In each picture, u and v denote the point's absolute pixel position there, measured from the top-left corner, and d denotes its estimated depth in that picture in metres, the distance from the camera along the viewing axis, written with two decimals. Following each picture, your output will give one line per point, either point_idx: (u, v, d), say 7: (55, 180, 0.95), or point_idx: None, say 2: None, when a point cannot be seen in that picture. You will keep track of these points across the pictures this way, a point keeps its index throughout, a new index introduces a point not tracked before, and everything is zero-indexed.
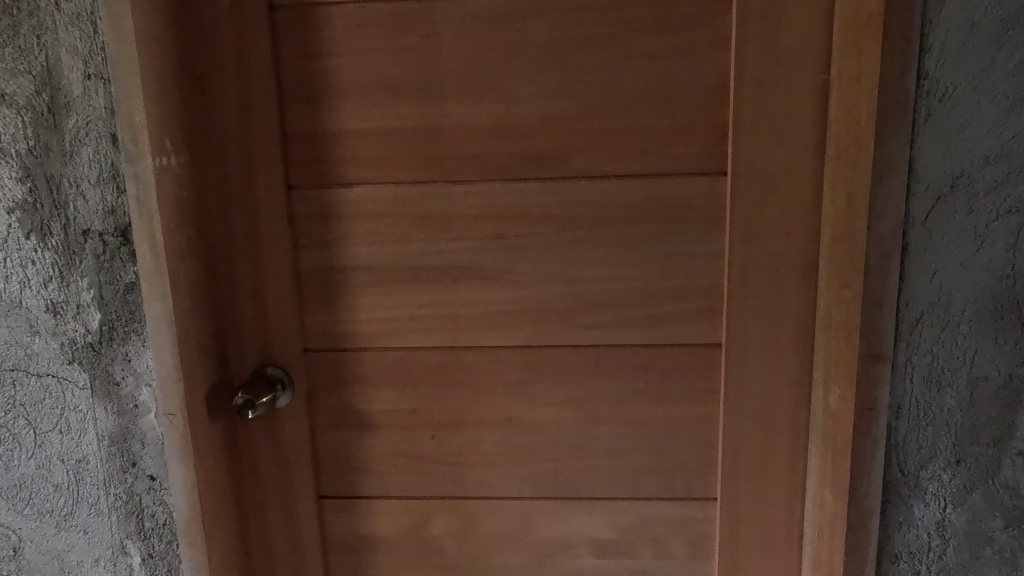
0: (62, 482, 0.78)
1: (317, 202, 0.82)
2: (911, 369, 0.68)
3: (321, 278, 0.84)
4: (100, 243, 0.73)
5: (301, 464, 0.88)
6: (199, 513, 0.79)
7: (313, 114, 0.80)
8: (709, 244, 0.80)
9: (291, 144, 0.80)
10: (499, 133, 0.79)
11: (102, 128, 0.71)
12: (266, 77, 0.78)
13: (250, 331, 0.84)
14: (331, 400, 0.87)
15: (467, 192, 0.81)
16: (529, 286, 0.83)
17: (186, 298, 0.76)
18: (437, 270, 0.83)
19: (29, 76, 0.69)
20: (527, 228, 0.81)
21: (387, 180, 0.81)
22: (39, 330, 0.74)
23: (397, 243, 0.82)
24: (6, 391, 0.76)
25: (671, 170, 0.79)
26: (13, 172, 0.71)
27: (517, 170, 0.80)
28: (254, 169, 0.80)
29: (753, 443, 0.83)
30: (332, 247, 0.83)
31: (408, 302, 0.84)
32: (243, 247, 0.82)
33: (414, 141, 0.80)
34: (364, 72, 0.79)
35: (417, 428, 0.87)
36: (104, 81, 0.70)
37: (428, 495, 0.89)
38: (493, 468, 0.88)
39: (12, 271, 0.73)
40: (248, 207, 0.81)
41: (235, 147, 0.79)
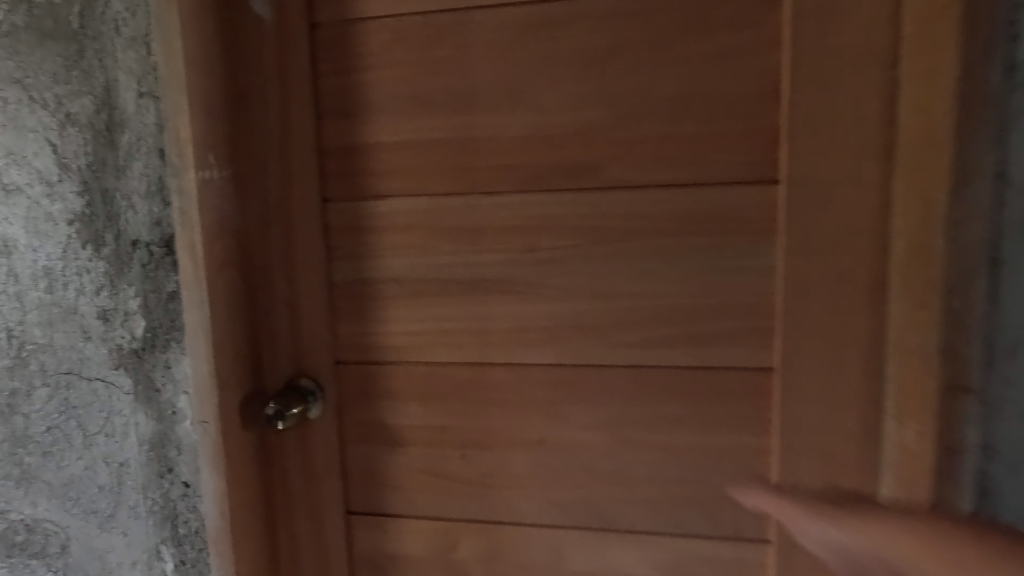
0: (106, 484, 0.81)
1: (352, 215, 0.82)
2: (1008, 399, 0.64)
3: (353, 289, 0.83)
4: (147, 253, 0.76)
5: (331, 477, 0.87)
6: (228, 521, 0.79)
7: (349, 127, 0.80)
8: (758, 258, 0.74)
9: (327, 157, 0.81)
10: (532, 142, 0.77)
11: (151, 143, 0.74)
12: (304, 92, 0.79)
13: (285, 341, 0.84)
14: (360, 412, 0.86)
15: (499, 202, 0.78)
16: (562, 299, 0.79)
17: (222, 307, 0.77)
18: (466, 282, 0.81)
19: (90, 96, 0.74)
20: (560, 239, 0.78)
21: (419, 192, 0.80)
22: (91, 336, 0.78)
23: (428, 255, 0.81)
24: (61, 393, 0.80)
25: (715, 178, 0.74)
26: (74, 186, 0.76)
27: (550, 181, 0.77)
28: (290, 182, 0.81)
29: (811, 481, 0.74)
30: (365, 260, 0.83)
31: (437, 314, 0.82)
32: (279, 259, 0.82)
33: (447, 152, 0.79)
34: (398, 85, 0.79)
35: (444, 447, 0.85)
36: (155, 100, 0.74)
37: (455, 517, 0.86)
38: (522, 491, 0.83)
39: (70, 279, 0.78)
40: (286, 221, 0.81)
41: (275, 161, 0.80)
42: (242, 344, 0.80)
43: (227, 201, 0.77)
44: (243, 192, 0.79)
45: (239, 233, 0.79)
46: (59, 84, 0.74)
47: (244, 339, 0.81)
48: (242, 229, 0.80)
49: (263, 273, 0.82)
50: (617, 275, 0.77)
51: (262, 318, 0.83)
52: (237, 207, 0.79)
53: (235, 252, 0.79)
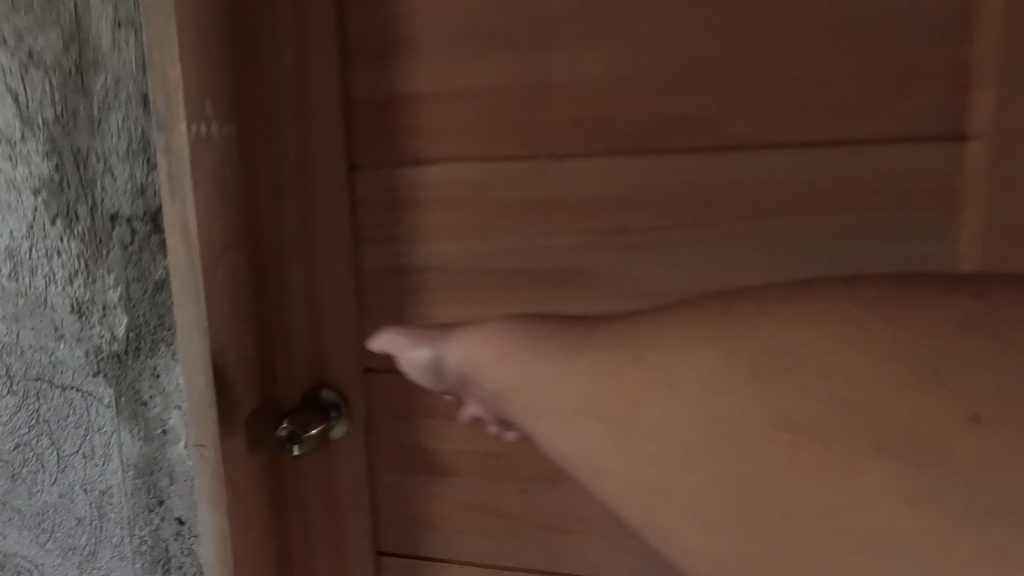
0: (84, 516, 0.66)
1: (386, 183, 0.64)
2: None
3: (386, 278, 0.66)
4: (129, 231, 0.60)
5: (356, 516, 0.69)
6: (232, 567, 0.64)
7: (382, 70, 0.63)
8: (935, 243, 0.54)
9: (354, 109, 0.64)
10: (623, 85, 0.58)
11: (133, 88, 0.58)
12: (326, 24, 0.62)
13: (301, 344, 0.66)
14: (395, 434, 0.68)
15: (578, 166, 0.60)
16: (659, 295, 0.61)
17: (224, 301, 0.61)
18: (532, 271, 0.63)
19: (57, 28, 0.58)
20: (659, 215, 0.59)
21: (473, 155, 0.62)
22: (64, 334, 0.63)
23: (482, 236, 0.63)
24: (30, 404, 0.65)
25: (879, 133, 0.54)
26: (40, 145, 0.60)
27: (645, 140, 0.59)
28: (308, 140, 0.63)
29: None
30: (403, 243, 0.65)
31: (493, 312, 0.64)
32: (295, 239, 0.64)
33: (508, 103, 0.61)
34: (445, 16, 0.61)
35: (499, 479, 0.67)
36: (137, 32, 0.57)
37: (511, 567, 0.68)
38: (598, 538, 0.66)
39: (38, 264, 0.62)
40: (304, 191, 0.63)
41: (289, 113, 0.62)
42: (249, 349, 0.63)
43: (228, 164, 0.60)
44: (250, 153, 0.61)
45: (244, 205, 0.61)
46: (19, 14, 0.58)
47: (251, 342, 0.63)
48: (248, 198, 0.61)
49: (274, 257, 0.64)
50: (736, 264, 0.58)
51: (273, 316, 0.65)
52: (243, 170, 0.61)
53: (240, 228, 0.61)
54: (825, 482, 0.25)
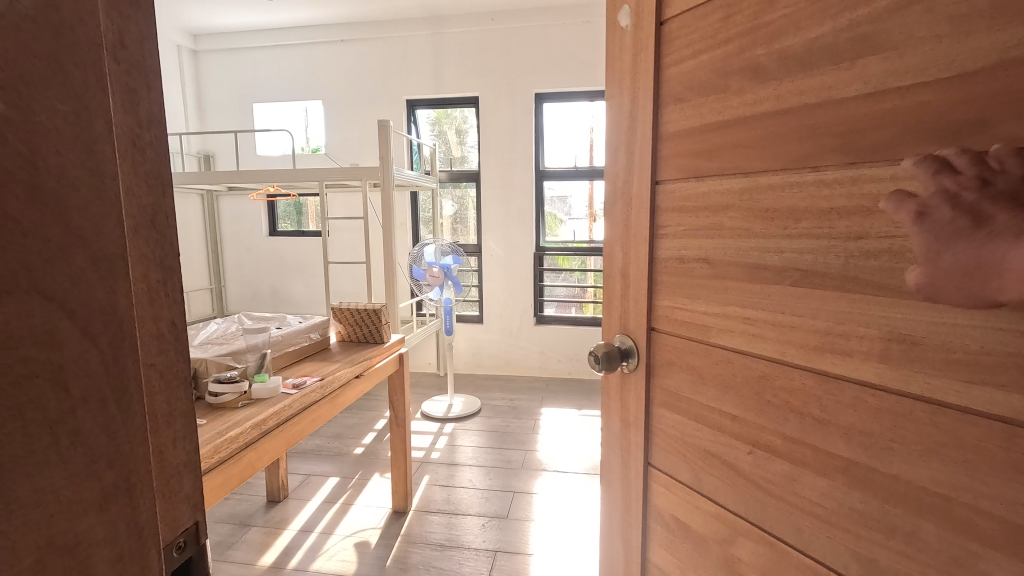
0: None
1: (688, 214, 0.92)
2: None
3: (724, 262, 0.86)
4: None
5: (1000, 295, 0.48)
6: (660, 466, 1.02)
7: (687, 142, 0.91)
8: None
9: (659, 183, 0.98)
10: (861, 114, 0.66)
11: None
12: (649, 124, 0.98)
13: (620, 301, 1.09)
14: (988, 293, 0.49)
15: (780, 203, 0.76)
16: (895, 301, 0.64)
17: (11, 404, 0.31)
18: (757, 279, 0.81)
19: None
20: (858, 233, 0.67)
21: (731, 177, 0.84)
22: None
23: (732, 237, 0.84)
24: None
25: None
26: None
27: (824, 191, 0.70)
28: (641, 198, 1.01)
29: None
30: (680, 240, 0.94)
31: (750, 304, 0.82)
32: (623, 236, 1.06)
33: (749, 163, 0.80)
34: (717, 114, 0.85)
35: (742, 438, 0.85)
36: None
37: (748, 518, 0.85)
38: (822, 526, 0.74)
39: None
40: (630, 207, 1.04)
41: (629, 159, 1.03)
42: (92, 476, 0.35)
43: (41, 129, 0.32)
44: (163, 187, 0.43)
45: (74, 211, 0.34)
46: None
47: (88, 467, 0.35)
48: (610, 215, 1.09)
49: (155, 316, 0.42)
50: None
51: (143, 415, 0.39)
52: (612, 192, 1.08)
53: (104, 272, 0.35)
54: (853, 413, 0.69)
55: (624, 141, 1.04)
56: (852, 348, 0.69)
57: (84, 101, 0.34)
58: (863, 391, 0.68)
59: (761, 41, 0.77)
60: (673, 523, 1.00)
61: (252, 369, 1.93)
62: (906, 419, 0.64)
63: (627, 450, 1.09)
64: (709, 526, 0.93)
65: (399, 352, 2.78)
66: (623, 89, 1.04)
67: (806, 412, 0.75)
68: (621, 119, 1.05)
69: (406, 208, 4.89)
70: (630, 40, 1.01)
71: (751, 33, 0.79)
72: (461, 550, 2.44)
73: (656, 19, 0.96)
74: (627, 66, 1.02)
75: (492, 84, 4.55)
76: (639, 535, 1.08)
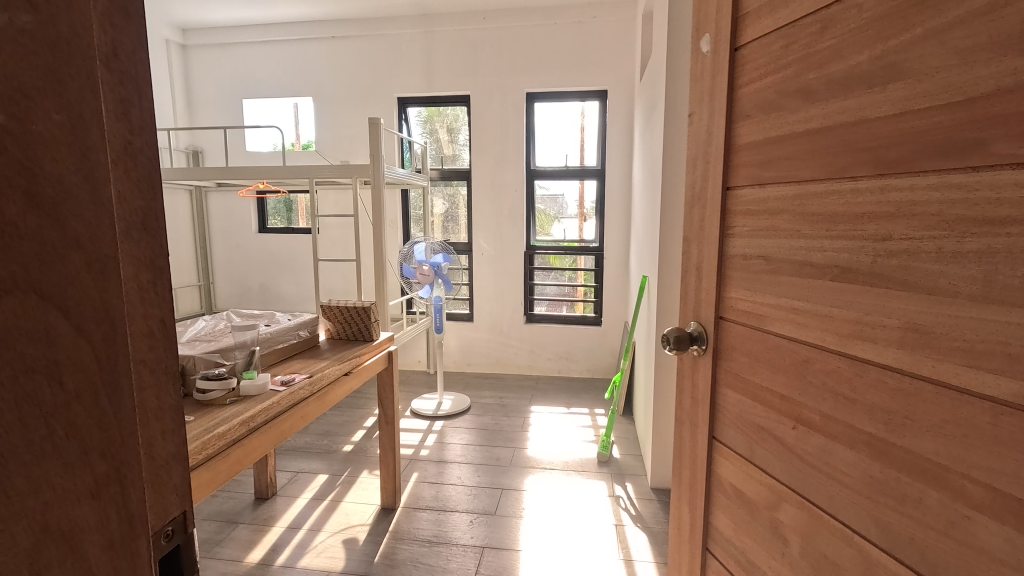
0: None
1: (749, 217, 1.00)
2: None
3: (774, 260, 0.94)
4: None
5: None
6: (722, 440, 1.11)
7: (750, 151, 1.00)
8: None
9: (729, 189, 1.06)
10: (889, 132, 0.73)
11: None
12: (719, 136, 1.07)
13: (694, 293, 1.18)
14: None
15: (819, 207, 0.84)
16: (912, 296, 0.71)
17: (9, 397, 0.33)
18: (800, 274, 0.88)
19: None
20: (885, 234, 0.74)
21: (785, 184, 0.91)
22: None
23: (787, 235, 0.91)
24: None
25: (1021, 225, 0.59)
26: None
27: (857, 196, 0.78)
28: (711, 202, 1.10)
29: None
30: (741, 238, 1.03)
31: (795, 296, 0.90)
32: (699, 233, 1.15)
33: (799, 170, 0.88)
34: (772, 129, 0.94)
35: (785, 414, 0.93)
36: None
37: (787, 485, 0.92)
38: (847, 494, 0.81)
39: None
40: (704, 208, 1.13)
41: (705, 166, 1.13)
42: (85, 464, 0.37)
43: (38, 139, 0.34)
44: (155, 193, 0.45)
45: (70, 217, 0.35)
46: None
47: (81, 457, 0.37)
48: (690, 217, 1.18)
49: (145, 314, 0.44)
50: (1018, 293, 0.60)
51: (132, 408, 0.41)
52: (692, 195, 1.18)
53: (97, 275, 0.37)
54: (875, 394, 0.76)
55: (703, 150, 1.14)
56: (875, 336, 0.76)
57: (80, 112, 0.36)
58: (884, 373, 0.74)
59: (809, 65, 0.86)
60: (732, 490, 1.08)
61: (240, 367, 1.95)
62: (915, 398, 0.70)
63: (696, 423, 1.18)
64: (760, 494, 1.00)
65: (387, 350, 2.79)
66: (704, 102, 1.13)
67: (836, 391, 0.82)
68: (701, 131, 1.15)
69: (396, 206, 4.89)
70: (713, 59, 1.09)
71: (804, 60, 0.87)
72: (450, 546, 2.46)
73: (728, 43, 1.04)
74: (708, 83, 1.12)
75: (484, 84, 4.57)
76: (704, 501, 1.16)
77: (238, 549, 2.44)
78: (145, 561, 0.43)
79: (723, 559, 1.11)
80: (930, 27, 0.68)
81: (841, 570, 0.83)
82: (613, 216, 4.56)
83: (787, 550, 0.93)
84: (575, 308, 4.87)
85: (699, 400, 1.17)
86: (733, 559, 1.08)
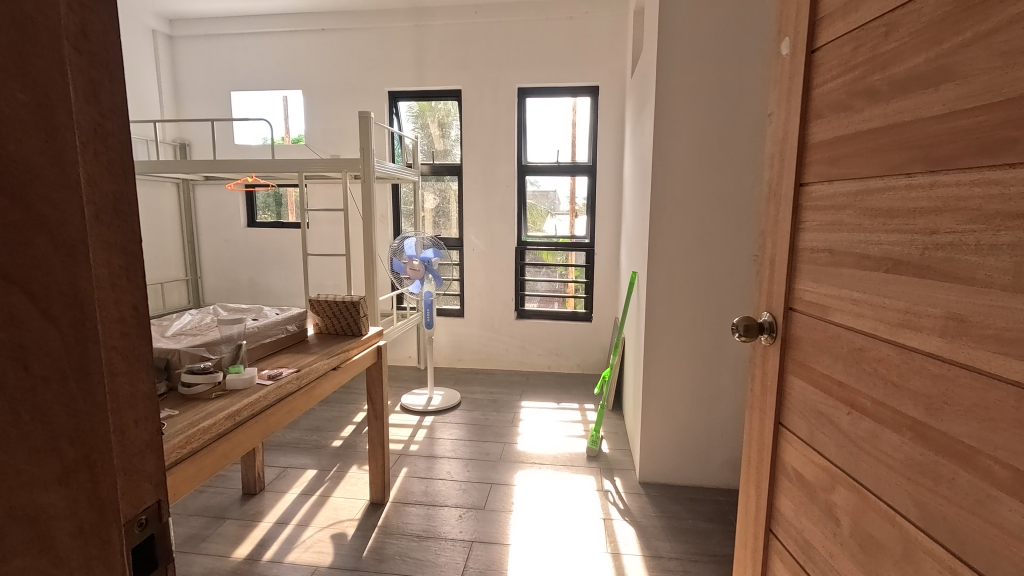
0: None
1: (819, 211, 1.01)
2: None
3: (838, 252, 0.95)
4: None
5: None
6: (787, 426, 1.13)
7: (822, 147, 1.00)
8: None
9: (803, 184, 1.07)
10: (938, 131, 0.75)
11: None
12: (793, 134, 1.08)
13: (767, 286, 1.20)
14: None
15: (878, 200, 0.85)
16: (953, 288, 0.72)
17: None
18: (859, 267, 0.90)
19: None
20: (929, 227, 0.76)
21: (850, 179, 0.92)
22: None
23: (851, 229, 0.92)
24: None
25: None
26: None
27: (910, 191, 0.79)
28: (785, 197, 1.11)
29: None
30: (810, 232, 1.04)
31: (854, 286, 0.91)
32: (774, 226, 1.17)
33: (863, 166, 0.89)
34: (841, 127, 0.95)
35: (842, 401, 0.94)
36: None
37: (843, 469, 0.94)
38: (891, 477, 0.83)
39: None
40: (779, 202, 1.14)
41: (781, 162, 1.14)
42: (54, 449, 0.37)
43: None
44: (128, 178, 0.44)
45: (35, 199, 0.35)
46: None
47: (49, 443, 0.37)
48: (767, 211, 1.20)
49: (116, 300, 0.43)
50: None
51: (104, 394, 0.41)
52: (769, 190, 1.19)
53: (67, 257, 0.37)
54: (916, 382, 0.78)
55: (779, 147, 1.15)
56: (920, 324, 0.77)
57: (44, 92, 0.35)
58: (927, 360, 0.76)
59: (874, 67, 0.87)
60: (794, 474, 1.10)
61: (227, 360, 1.95)
62: (953, 383, 0.72)
63: (765, 410, 1.20)
64: (817, 476, 1.01)
65: (376, 345, 2.78)
66: (782, 100, 1.14)
67: (885, 378, 0.84)
68: (779, 128, 1.15)
69: (387, 200, 4.86)
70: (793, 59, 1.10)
71: (870, 62, 0.88)
72: (438, 540, 2.46)
73: (806, 45, 1.05)
74: (788, 82, 1.12)
75: (476, 79, 4.55)
76: (770, 483, 1.19)
77: (227, 544, 2.43)
78: (117, 550, 0.42)
79: (785, 540, 1.13)
80: (978, 29, 0.69)
81: (885, 549, 0.85)
82: (605, 212, 4.57)
83: (840, 530, 0.95)
84: (567, 304, 4.87)
85: (768, 388, 1.19)
86: (794, 539, 1.10)
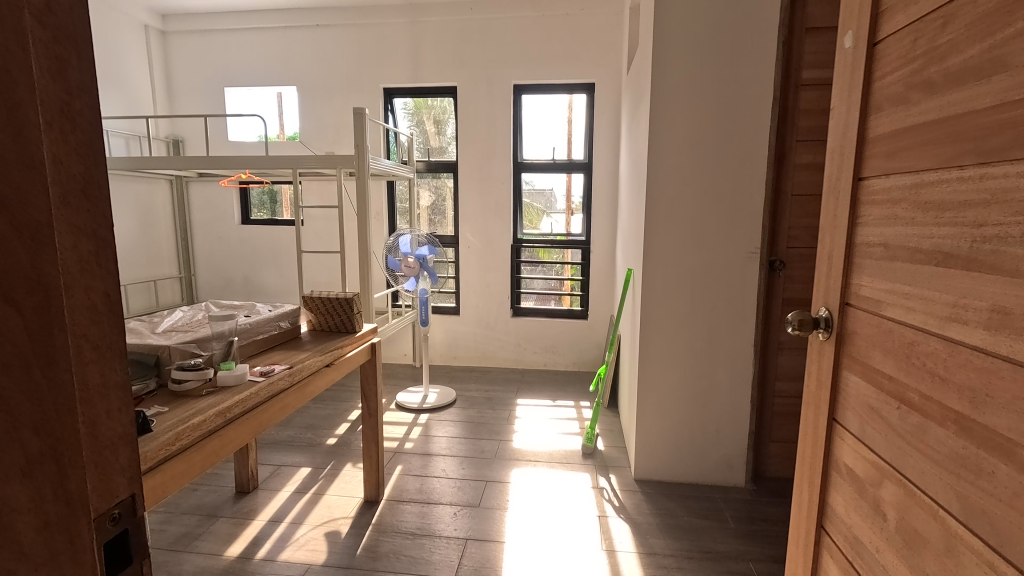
0: None
1: (876, 205, 1.00)
2: None
3: (892, 246, 0.95)
4: None
5: None
6: (839, 422, 1.12)
7: (880, 141, 0.99)
8: None
9: (861, 179, 1.05)
10: (991, 123, 0.74)
11: None
12: (853, 128, 1.07)
13: (823, 282, 1.18)
14: None
15: (929, 194, 0.85)
16: (997, 279, 0.73)
17: None
18: (910, 261, 0.90)
19: None
20: (980, 220, 0.76)
21: (905, 172, 0.91)
22: None
23: (905, 224, 0.91)
24: None
25: None
26: None
27: (963, 184, 0.79)
28: (841, 192, 1.10)
29: None
30: (866, 227, 1.03)
31: (905, 281, 0.91)
32: (830, 222, 1.15)
33: (919, 159, 0.88)
34: (899, 120, 0.94)
35: (892, 396, 0.94)
36: None
37: (891, 464, 0.94)
38: (935, 471, 0.83)
39: None
40: (835, 197, 1.13)
41: (838, 157, 1.12)
42: (16, 439, 0.36)
43: None
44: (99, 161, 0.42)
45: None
46: None
47: (12, 433, 0.35)
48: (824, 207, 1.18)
49: (86, 287, 0.41)
50: None
51: (72, 383, 0.39)
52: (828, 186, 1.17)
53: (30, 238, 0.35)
54: (964, 376, 0.78)
55: (838, 143, 1.13)
56: (968, 317, 0.77)
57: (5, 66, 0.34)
58: (972, 353, 0.76)
59: (931, 58, 0.87)
60: (846, 470, 1.09)
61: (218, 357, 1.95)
62: (996, 376, 0.72)
63: (819, 407, 1.19)
64: (866, 471, 1.01)
65: (370, 342, 2.77)
66: (842, 94, 1.13)
67: (931, 372, 0.84)
68: (839, 123, 1.14)
69: (382, 199, 4.84)
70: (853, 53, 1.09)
71: (927, 54, 0.87)
72: (433, 538, 2.45)
73: (867, 39, 1.03)
74: (848, 76, 1.11)
75: (473, 76, 4.53)
76: (822, 480, 1.18)
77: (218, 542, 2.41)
78: (85, 545, 0.41)
79: (836, 536, 1.13)
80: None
81: (926, 543, 0.85)
82: (602, 210, 4.56)
83: (886, 525, 0.95)
84: (564, 302, 4.87)
85: (822, 384, 1.17)
86: (844, 535, 1.10)
